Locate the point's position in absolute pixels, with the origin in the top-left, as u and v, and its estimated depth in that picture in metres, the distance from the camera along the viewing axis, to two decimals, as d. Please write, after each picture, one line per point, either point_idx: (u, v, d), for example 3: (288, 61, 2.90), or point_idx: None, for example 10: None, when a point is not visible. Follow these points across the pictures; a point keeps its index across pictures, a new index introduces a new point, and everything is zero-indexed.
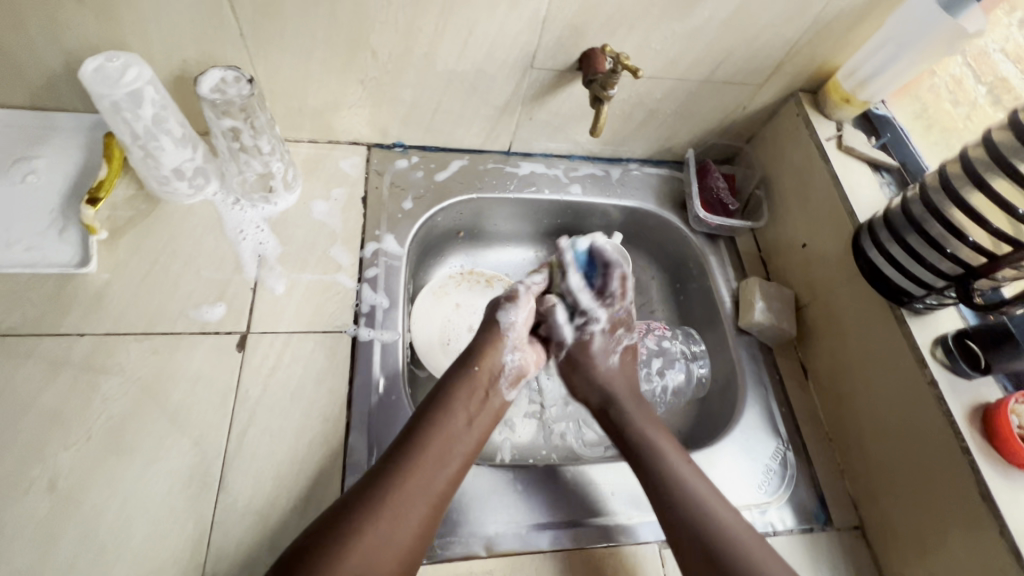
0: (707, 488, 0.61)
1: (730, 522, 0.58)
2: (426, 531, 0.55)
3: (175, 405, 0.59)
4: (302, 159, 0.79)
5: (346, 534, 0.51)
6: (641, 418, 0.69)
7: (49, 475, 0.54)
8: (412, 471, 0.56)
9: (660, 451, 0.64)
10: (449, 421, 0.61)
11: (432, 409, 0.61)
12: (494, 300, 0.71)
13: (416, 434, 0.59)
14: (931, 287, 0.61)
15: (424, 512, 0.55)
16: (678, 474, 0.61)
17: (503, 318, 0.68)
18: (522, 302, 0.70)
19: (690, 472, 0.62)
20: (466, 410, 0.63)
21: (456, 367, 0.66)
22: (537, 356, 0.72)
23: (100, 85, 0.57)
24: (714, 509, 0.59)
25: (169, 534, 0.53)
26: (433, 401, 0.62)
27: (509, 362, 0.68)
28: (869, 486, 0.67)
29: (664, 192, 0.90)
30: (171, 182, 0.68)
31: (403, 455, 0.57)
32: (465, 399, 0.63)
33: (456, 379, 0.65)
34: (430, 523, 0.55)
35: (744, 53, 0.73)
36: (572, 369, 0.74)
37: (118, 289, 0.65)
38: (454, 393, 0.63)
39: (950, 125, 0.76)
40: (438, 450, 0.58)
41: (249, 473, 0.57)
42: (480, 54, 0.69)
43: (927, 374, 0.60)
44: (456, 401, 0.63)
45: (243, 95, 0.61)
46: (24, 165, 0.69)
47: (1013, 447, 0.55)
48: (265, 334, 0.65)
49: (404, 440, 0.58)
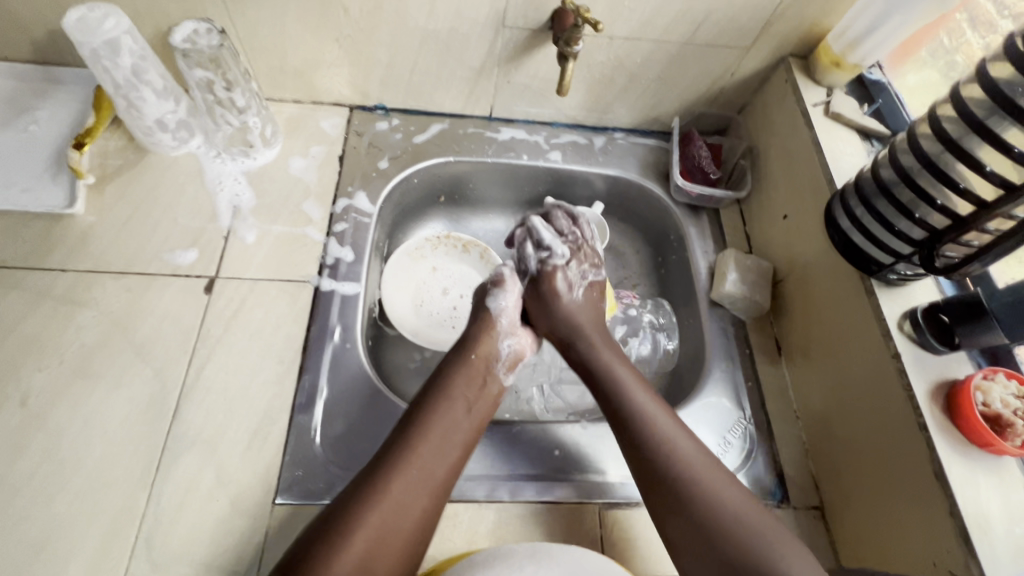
0: (717, 471, 0.55)
1: (739, 504, 0.52)
2: (431, 511, 0.53)
3: (142, 339, 0.63)
4: (285, 118, 0.81)
5: (352, 513, 0.49)
6: (633, 389, 0.62)
7: (22, 393, 0.58)
8: (415, 454, 0.54)
9: (653, 428, 0.58)
10: (449, 407, 0.59)
11: (433, 394, 0.60)
12: (480, 286, 0.72)
13: (414, 420, 0.57)
14: (900, 255, 0.57)
15: (428, 496, 0.53)
16: (675, 449, 0.56)
17: (494, 305, 0.68)
18: (510, 285, 0.70)
19: (692, 449, 0.56)
20: (465, 396, 0.61)
21: (454, 355, 0.65)
22: (532, 340, 0.71)
23: (80, 34, 0.61)
24: (717, 488, 0.53)
25: (124, 454, 0.57)
26: (431, 388, 0.61)
27: (506, 349, 0.67)
28: (831, 467, 0.64)
29: (649, 162, 0.88)
30: (155, 133, 0.72)
31: (402, 439, 0.55)
32: (464, 386, 0.61)
33: (454, 365, 0.63)
34: (436, 505, 0.53)
35: (727, 13, 0.70)
36: (535, 299, 0.70)
37: (101, 231, 0.69)
38: (452, 378, 0.61)
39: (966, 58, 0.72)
40: (441, 435, 0.56)
41: (203, 405, 0.61)
42: (450, 12, 0.69)
43: (891, 348, 0.57)
44: (456, 386, 0.61)
45: (213, 46, 0.64)
46: (27, 116, 0.74)
47: (974, 426, 0.51)
48: (232, 279, 0.68)
49: (404, 425, 0.57)
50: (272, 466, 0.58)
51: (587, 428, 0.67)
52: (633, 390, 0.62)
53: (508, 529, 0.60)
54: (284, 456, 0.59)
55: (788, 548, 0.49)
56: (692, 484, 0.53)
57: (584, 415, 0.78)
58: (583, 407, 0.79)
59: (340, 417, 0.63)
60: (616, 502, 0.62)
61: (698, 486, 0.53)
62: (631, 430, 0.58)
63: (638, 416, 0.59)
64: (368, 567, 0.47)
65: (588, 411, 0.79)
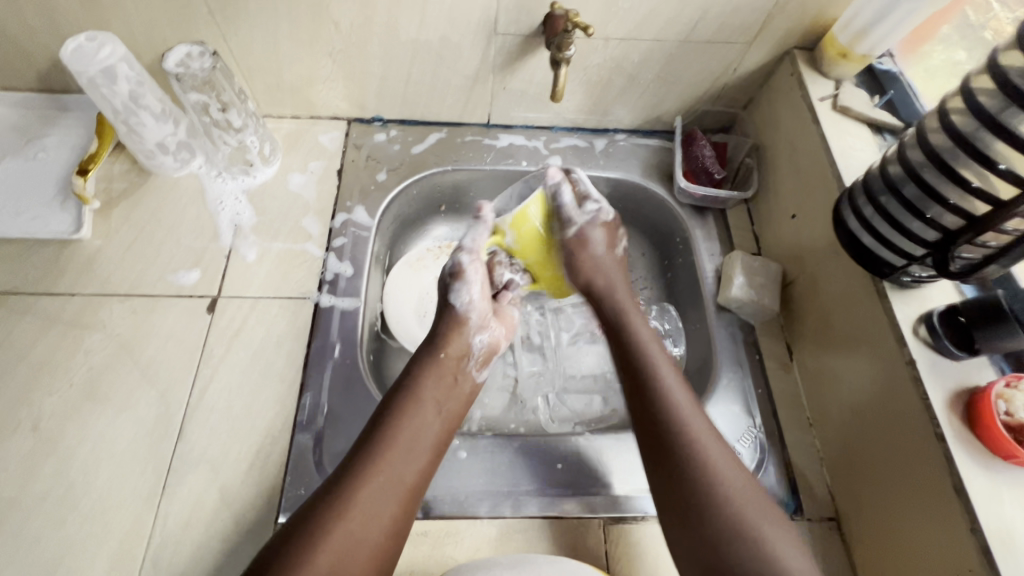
0: (720, 448, 0.51)
1: (736, 485, 0.49)
2: (402, 513, 0.51)
3: (147, 361, 0.64)
4: (283, 135, 0.82)
5: (323, 520, 0.47)
6: (659, 365, 0.58)
7: (34, 418, 0.60)
8: (383, 459, 0.52)
9: (671, 396, 0.55)
10: (418, 407, 0.57)
11: (401, 396, 0.58)
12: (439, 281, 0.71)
13: (381, 424, 0.55)
14: (911, 257, 0.54)
15: (400, 497, 0.51)
16: (685, 420, 0.53)
17: (456, 301, 0.66)
18: (468, 275, 0.66)
19: (699, 421, 0.53)
20: (435, 396, 0.59)
21: (421, 357, 0.62)
22: (506, 330, 0.69)
23: (77, 63, 0.62)
24: (722, 474, 0.49)
25: (131, 475, 0.58)
26: (397, 391, 0.59)
27: (475, 346, 0.65)
28: (846, 477, 0.61)
29: (652, 163, 0.85)
30: (156, 156, 0.73)
31: (371, 442, 0.53)
32: (434, 387, 0.60)
33: (421, 367, 0.61)
34: (406, 509, 0.51)
35: (725, 8, 0.68)
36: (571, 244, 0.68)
37: (107, 254, 0.70)
38: (420, 380, 0.59)
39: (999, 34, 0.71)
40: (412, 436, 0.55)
41: (207, 425, 0.61)
42: (440, 22, 0.68)
43: (906, 354, 0.54)
44: (424, 385, 0.59)
45: (206, 69, 0.66)
46: (36, 144, 0.76)
47: (996, 437, 0.48)
48: (234, 298, 0.69)
49: (371, 429, 0.55)
50: (274, 486, 0.59)
51: (591, 440, 0.66)
52: (659, 366, 0.58)
53: (511, 545, 0.59)
54: (286, 475, 0.59)
55: (778, 527, 0.47)
56: (690, 456, 0.51)
57: (591, 424, 0.75)
58: (590, 416, 0.77)
59: (342, 433, 0.62)
60: (621, 517, 0.61)
61: (689, 436, 0.52)
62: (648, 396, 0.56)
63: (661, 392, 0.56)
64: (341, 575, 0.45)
65: (595, 420, 0.76)
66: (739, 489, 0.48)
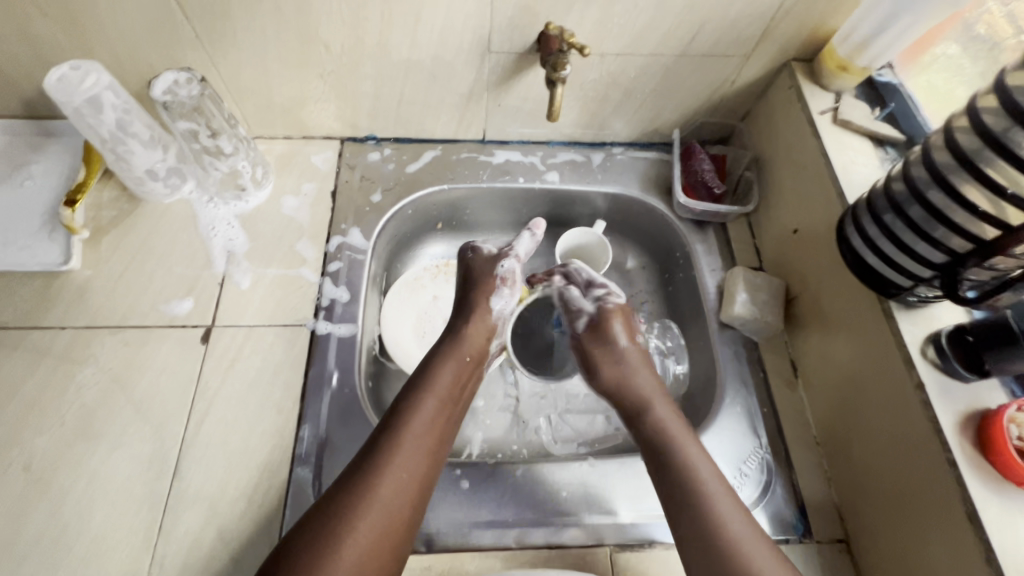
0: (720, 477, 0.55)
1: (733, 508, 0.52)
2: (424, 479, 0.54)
3: (141, 395, 0.63)
4: (275, 156, 0.80)
5: (353, 505, 0.50)
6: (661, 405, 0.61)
7: (25, 458, 0.59)
8: (397, 447, 0.54)
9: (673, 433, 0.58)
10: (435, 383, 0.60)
11: (421, 379, 0.61)
12: (463, 253, 0.73)
13: (400, 406, 0.58)
14: (918, 278, 0.54)
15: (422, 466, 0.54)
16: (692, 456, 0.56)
17: (496, 305, 0.69)
18: (516, 285, 0.71)
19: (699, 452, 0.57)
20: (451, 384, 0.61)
21: (445, 348, 0.65)
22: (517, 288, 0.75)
23: (60, 94, 0.61)
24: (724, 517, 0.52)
25: (126, 515, 0.57)
26: (415, 381, 0.61)
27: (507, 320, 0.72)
28: (855, 498, 0.60)
29: (651, 177, 0.84)
30: (146, 183, 0.72)
31: (387, 433, 0.55)
32: (449, 373, 0.62)
33: (442, 357, 0.63)
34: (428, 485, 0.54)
35: (723, 22, 0.66)
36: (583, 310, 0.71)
37: (97, 285, 0.69)
38: (438, 368, 0.62)
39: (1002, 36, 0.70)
40: (431, 413, 0.58)
41: (203, 461, 0.60)
42: (432, 42, 0.67)
43: (914, 376, 0.53)
44: (437, 375, 0.61)
45: (194, 96, 0.65)
46: (22, 171, 0.74)
47: (1008, 464, 0.47)
48: (229, 327, 0.68)
49: (388, 420, 0.57)
50: (273, 522, 0.57)
51: (595, 465, 0.65)
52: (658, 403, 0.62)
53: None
54: (285, 511, 0.58)
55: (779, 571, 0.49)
56: (698, 494, 0.54)
57: (594, 445, 0.74)
58: (594, 436, 0.75)
59: (342, 464, 0.61)
60: (627, 544, 0.60)
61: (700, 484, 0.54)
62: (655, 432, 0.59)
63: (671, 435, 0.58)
64: (373, 556, 0.48)
65: (598, 440, 0.75)
66: (736, 518, 0.52)
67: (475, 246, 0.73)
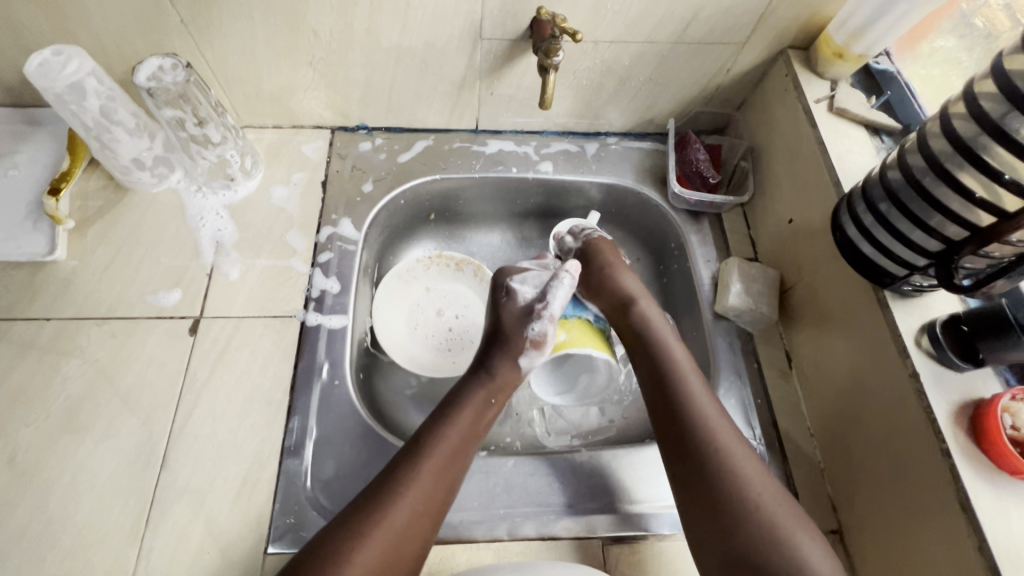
0: (757, 466, 0.54)
1: (774, 501, 0.51)
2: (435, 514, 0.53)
3: (128, 387, 0.62)
4: (265, 145, 0.79)
5: (365, 524, 0.49)
6: (697, 389, 0.59)
7: (10, 450, 0.58)
8: (416, 477, 0.53)
9: (700, 408, 0.57)
10: (459, 418, 0.60)
11: (445, 413, 0.60)
12: (499, 294, 0.71)
13: (421, 437, 0.57)
14: (913, 267, 0.53)
15: (436, 501, 0.53)
16: (726, 446, 0.54)
17: (523, 364, 0.67)
18: (547, 348, 0.67)
19: (735, 440, 0.55)
20: (474, 420, 0.61)
21: (470, 383, 0.64)
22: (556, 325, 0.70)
23: (42, 79, 0.60)
24: (737, 458, 0.54)
25: (114, 508, 0.56)
26: (439, 414, 0.60)
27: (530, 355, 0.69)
28: (849, 488, 0.60)
29: (646, 167, 0.83)
30: (133, 172, 0.71)
31: (407, 462, 0.55)
32: (474, 410, 0.61)
33: (467, 392, 0.63)
34: (439, 517, 0.53)
35: (718, 8, 0.65)
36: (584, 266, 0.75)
37: (83, 276, 0.68)
38: (463, 403, 0.61)
39: (998, 23, 0.69)
40: (452, 447, 0.57)
41: (191, 453, 0.59)
42: (423, 28, 0.66)
43: (908, 366, 0.53)
44: (462, 410, 0.61)
45: (179, 82, 0.63)
46: (6, 160, 0.73)
47: (1003, 453, 0.47)
48: (218, 318, 0.67)
49: (409, 448, 0.56)
50: (263, 514, 0.57)
51: (588, 456, 0.64)
52: (693, 388, 0.59)
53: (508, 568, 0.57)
54: (275, 504, 0.58)
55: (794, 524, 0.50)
56: (706, 439, 0.55)
57: (588, 437, 0.74)
58: (588, 427, 0.75)
59: (333, 456, 0.61)
60: (620, 535, 0.60)
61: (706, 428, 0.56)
62: (683, 413, 0.57)
63: (701, 419, 0.56)
64: None
65: (592, 432, 0.75)
66: (748, 463, 0.53)
67: (512, 288, 0.70)
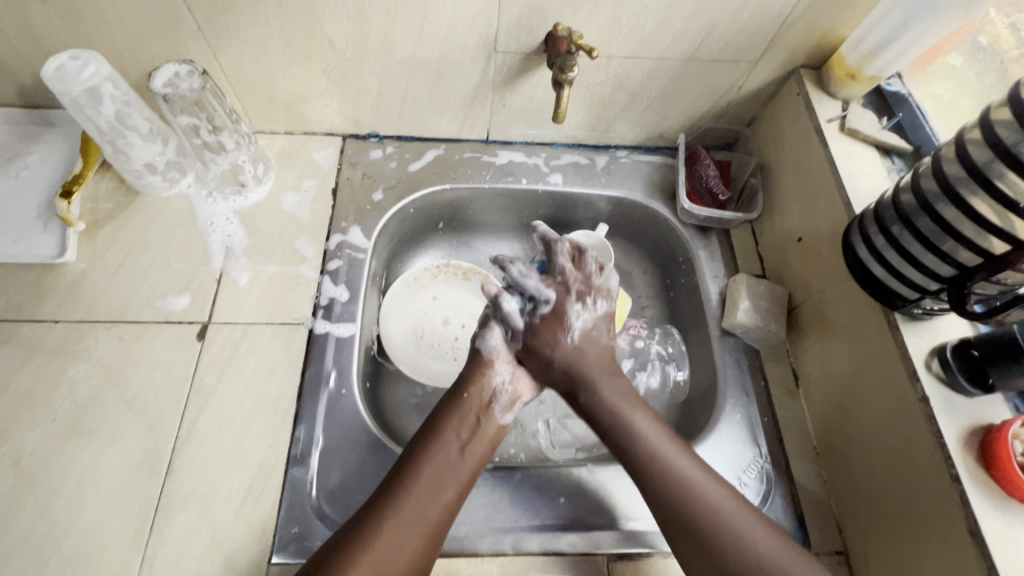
0: (738, 510, 0.54)
1: (759, 540, 0.52)
2: (420, 565, 0.51)
3: (134, 392, 0.62)
4: (276, 151, 0.80)
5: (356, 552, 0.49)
6: (689, 478, 0.56)
7: (15, 452, 0.58)
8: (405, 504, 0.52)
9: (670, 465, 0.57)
10: (436, 450, 0.57)
11: (423, 439, 0.58)
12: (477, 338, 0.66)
13: (402, 470, 0.55)
14: (925, 291, 0.54)
15: (419, 542, 0.51)
16: (734, 533, 0.53)
17: (484, 343, 0.64)
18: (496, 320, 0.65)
19: (727, 505, 0.54)
20: (457, 437, 0.58)
21: (447, 398, 0.62)
22: (529, 381, 0.66)
23: (59, 83, 0.60)
24: (717, 511, 0.54)
25: (117, 514, 0.56)
26: (420, 439, 0.58)
27: (501, 382, 0.63)
28: (855, 510, 0.60)
29: (655, 181, 0.83)
30: (145, 176, 0.71)
31: (390, 495, 0.53)
32: (456, 427, 0.59)
33: (445, 408, 0.61)
34: (434, 539, 0.52)
35: (732, 27, 0.66)
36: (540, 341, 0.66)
37: (92, 279, 0.68)
38: (443, 421, 0.59)
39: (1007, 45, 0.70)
40: (435, 471, 0.55)
41: (196, 461, 0.59)
42: (439, 39, 0.66)
43: (918, 390, 0.53)
44: (443, 433, 0.58)
45: (194, 89, 0.64)
46: (17, 161, 0.73)
47: (1013, 480, 0.47)
48: (225, 324, 0.67)
49: (392, 478, 0.55)
50: (267, 524, 0.57)
51: (594, 471, 0.64)
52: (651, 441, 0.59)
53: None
54: (280, 512, 0.57)
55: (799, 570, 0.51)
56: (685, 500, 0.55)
57: (593, 451, 0.73)
58: (592, 441, 0.74)
59: (337, 465, 0.61)
60: (625, 554, 0.59)
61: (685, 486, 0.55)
62: (665, 497, 0.55)
63: (682, 486, 0.55)
64: None
65: (598, 446, 0.74)
66: (735, 519, 0.54)
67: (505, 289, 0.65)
